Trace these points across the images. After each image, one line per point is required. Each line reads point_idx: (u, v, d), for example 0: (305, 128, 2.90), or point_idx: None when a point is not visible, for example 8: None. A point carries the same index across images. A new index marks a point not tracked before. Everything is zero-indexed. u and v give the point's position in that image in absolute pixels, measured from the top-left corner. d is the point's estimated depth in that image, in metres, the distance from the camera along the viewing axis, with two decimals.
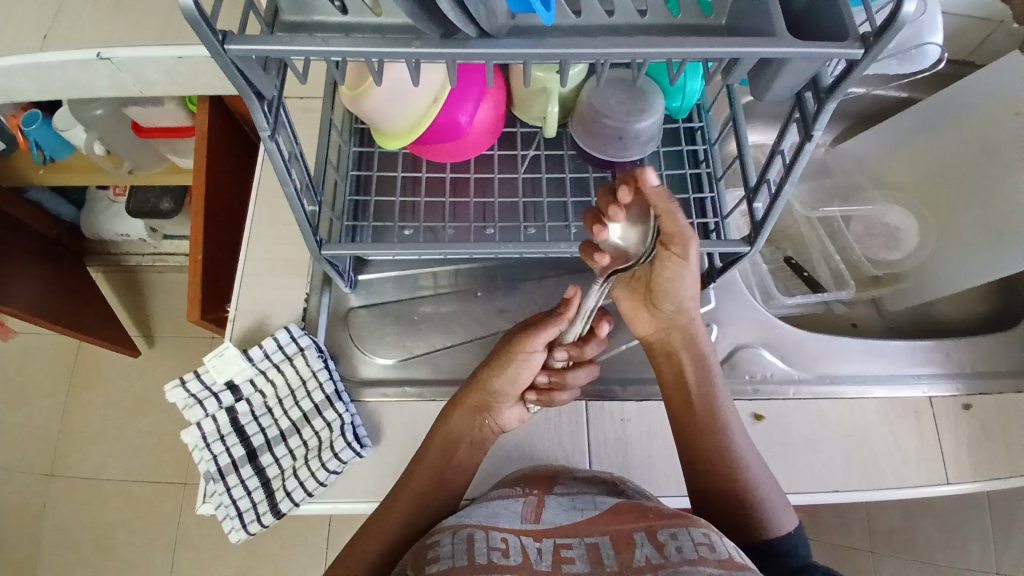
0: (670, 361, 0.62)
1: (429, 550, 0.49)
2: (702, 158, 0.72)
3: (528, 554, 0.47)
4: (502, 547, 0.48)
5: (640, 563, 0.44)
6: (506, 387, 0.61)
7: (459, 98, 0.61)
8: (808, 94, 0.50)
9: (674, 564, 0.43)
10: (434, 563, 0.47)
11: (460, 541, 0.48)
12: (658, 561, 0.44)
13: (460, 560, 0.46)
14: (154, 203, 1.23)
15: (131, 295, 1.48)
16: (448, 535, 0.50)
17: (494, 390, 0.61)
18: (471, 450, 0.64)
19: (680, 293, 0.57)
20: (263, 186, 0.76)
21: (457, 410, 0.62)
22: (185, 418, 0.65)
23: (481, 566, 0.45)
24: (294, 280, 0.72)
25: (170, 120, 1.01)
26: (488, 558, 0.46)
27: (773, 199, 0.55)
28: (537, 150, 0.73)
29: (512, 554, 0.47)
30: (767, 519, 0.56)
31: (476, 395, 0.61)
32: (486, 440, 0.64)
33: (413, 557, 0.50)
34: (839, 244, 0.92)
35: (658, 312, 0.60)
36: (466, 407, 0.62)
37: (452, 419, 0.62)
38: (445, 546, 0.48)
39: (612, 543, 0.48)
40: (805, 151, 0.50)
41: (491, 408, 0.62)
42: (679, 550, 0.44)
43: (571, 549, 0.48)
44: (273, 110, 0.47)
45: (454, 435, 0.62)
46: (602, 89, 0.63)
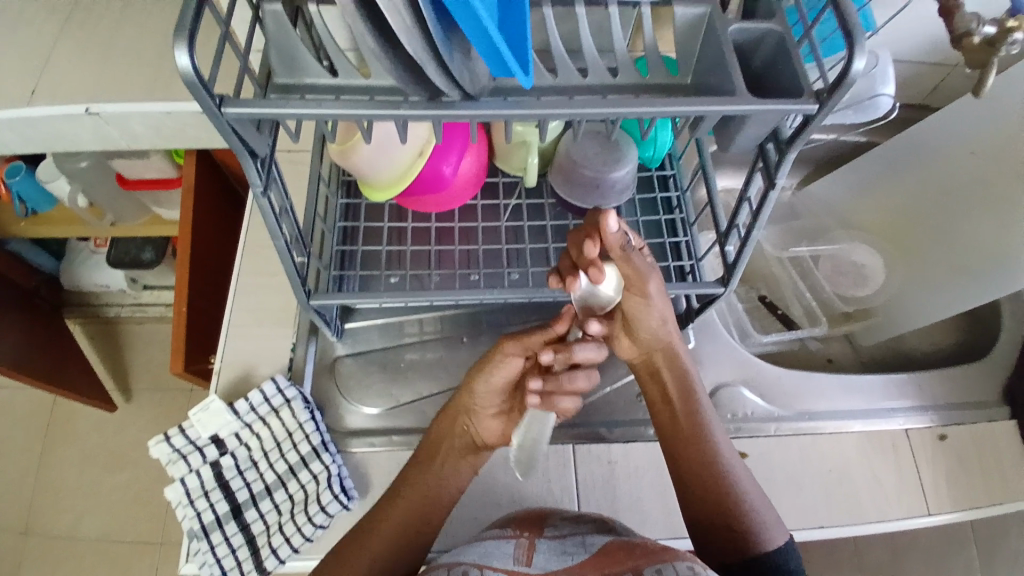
0: (654, 380, 0.63)
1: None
2: (676, 205, 0.75)
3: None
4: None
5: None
6: (487, 393, 0.62)
7: (443, 152, 0.63)
8: (771, 145, 0.54)
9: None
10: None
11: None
12: None
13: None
14: (135, 254, 1.23)
15: (108, 346, 1.45)
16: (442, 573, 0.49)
17: (475, 398, 0.62)
18: (459, 463, 0.64)
19: (651, 323, 0.59)
20: (250, 237, 0.77)
21: (443, 422, 0.64)
22: (169, 474, 0.64)
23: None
24: (281, 330, 0.73)
25: (156, 173, 1.02)
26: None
27: (744, 243, 0.58)
28: (518, 199, 0.75)
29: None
30: (758, 530, 0.55)
31: (458, 403, 0.63)
32: (472, 453, 0.64)
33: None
34: (810, 282, 0.96)
35: (637, 335, 0.61)
36: (456, 417, 0.63)
37: (441, 429, 0.64)
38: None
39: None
40: (770, 199, 0.53)
41: (473, 415, 0.63)
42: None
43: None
44: (265, 166, 0.49)
45: (439, 445, 0.63)
46: (579, 141, 0.66)
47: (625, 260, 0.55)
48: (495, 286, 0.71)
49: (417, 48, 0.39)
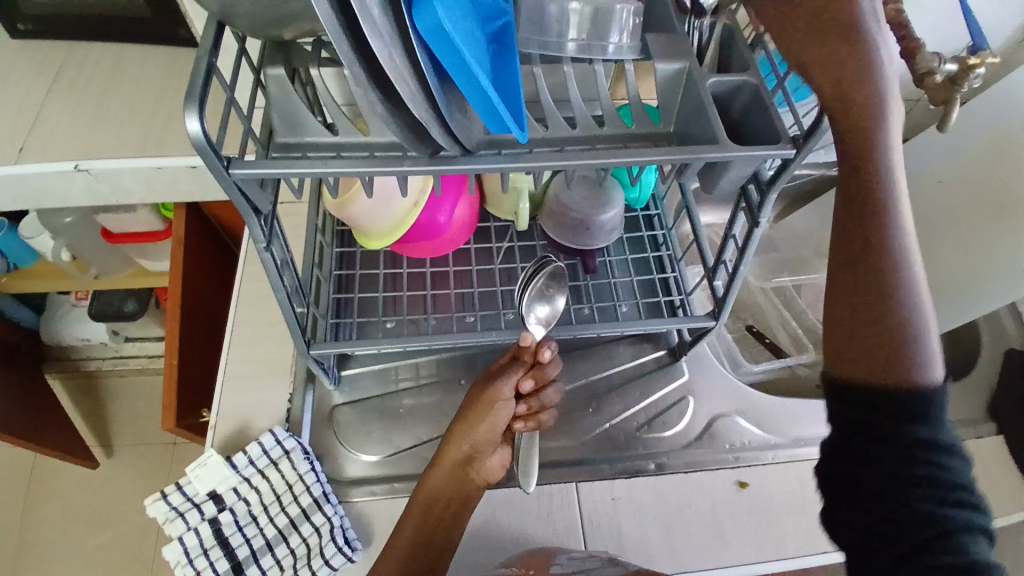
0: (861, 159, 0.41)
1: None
2: (662, 242, 0.78)
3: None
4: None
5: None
6: (486, 431, 0.63)
7: (438, 201, 0.65)
8: (752, 187, 0.58)
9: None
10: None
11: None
12: None
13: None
14: (119, 305, 1.22)
15: (88, 401, 1.42)
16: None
17: (477, 440, 0.63)
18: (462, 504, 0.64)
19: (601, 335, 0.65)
20: (244, 288, 0.78)
21: (443, 467, 0.63)
22: (166, 533, 0.62)
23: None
24: (278, 379, 0.72)
25: (142, 228, 1.02)
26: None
27: (732, 278, 0.61)
28: (510, 242, 0.78)
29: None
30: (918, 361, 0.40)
31: (456, 445, 0.63)
32: (474, 492, 0.64)
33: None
34: (794, 311, 0.99)
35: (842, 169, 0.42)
36: (451, 455, 0.63)
37: (444, 471, 0.64)
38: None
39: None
40: (755, 236, 0.57)
41: (475, 458, 0.64)
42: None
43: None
44: (268, 223, 0.50)
45: (443, 491, 0.63)
46: (569, 188, 0.69)
47: None
48: (491, 328, 0.72)
49: (423, 110, 0.41)
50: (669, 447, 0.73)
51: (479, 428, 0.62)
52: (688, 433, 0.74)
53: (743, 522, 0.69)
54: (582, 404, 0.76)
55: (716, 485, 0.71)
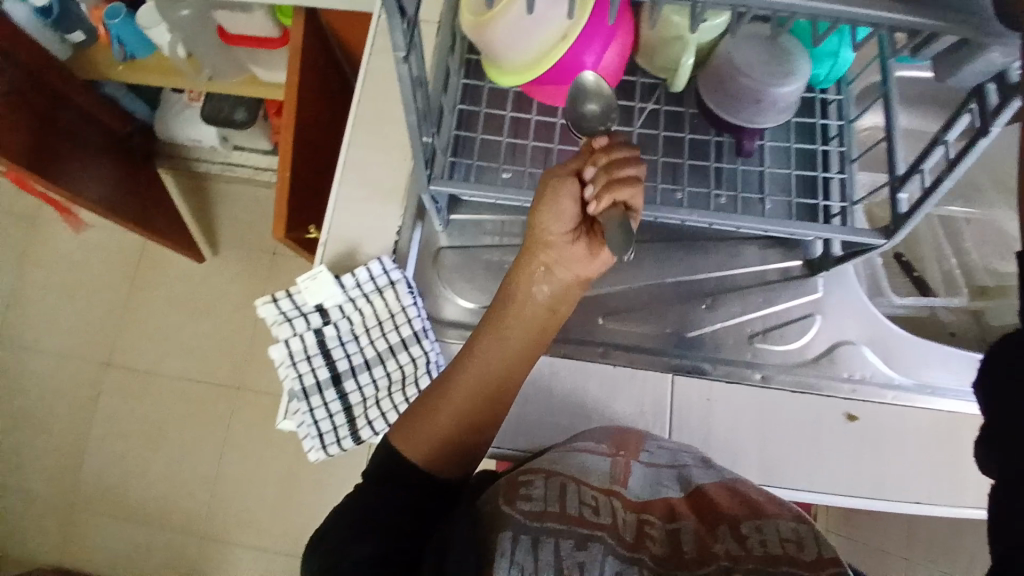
0: None
1: (521, 486, 0.46)
2: (834, 134, 0.65)
3: (617, 517, 0.44)
4: (592, 503, 0.44)
5: (718, 551, 0.41)
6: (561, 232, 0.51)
7: (589, 37, 0.56)
8: (993, 85, 0.47)
9: (756, 559, 0.40)
10: (524, 502, 0.44)
11: (552, 488, 0.45)
12: (737, 553, 0.40)
13: (552, 506, 0.43)
14: (229, 112, 1.22)
15: (197, 201, 1.49)
16: (539, 479, 0.47)
17: (554, 240, 0.51)
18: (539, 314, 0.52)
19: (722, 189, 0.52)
20: (363, 107, 0.71)
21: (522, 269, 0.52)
22: (274, 334, 0.64)
23: (572, 517, 0.42)
24: (390, 206, 0.69)
25: (256, 30, 0.97)
26: (578, 511, 0.43)
27: (927, 193, 0.51)
28: (656, 104, 0.67)
29: (602, 514, 0.43)
30: None
31: (531, 249, 0.52)
32: (559, 296, 0.52)
33: (501, 490, 0.46)
34: (956, 248, 0.86)
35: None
36: (523, 269, 0.52)
37: (524, 279, 0.51)
38: (536, 488, 0.45)
39: (695, 530, 0.44)
40: (977, 146, 0.47)
41: (555, 261, 0.51)
42: (763, 544, 0.42)
43: (654, 529, 0.44)
44: (409, 32, 0.43)
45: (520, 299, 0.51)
46: (744, 45, 0.58)
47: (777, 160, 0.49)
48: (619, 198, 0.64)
49: None
50: (777, 362, 0.68)
51: (554, 234, 0.51)
52: (806, 351, 0.68)
53: (840, 452, 0.65)
54: (696, 298, 0.70)
55: (822, 411, 0.66)
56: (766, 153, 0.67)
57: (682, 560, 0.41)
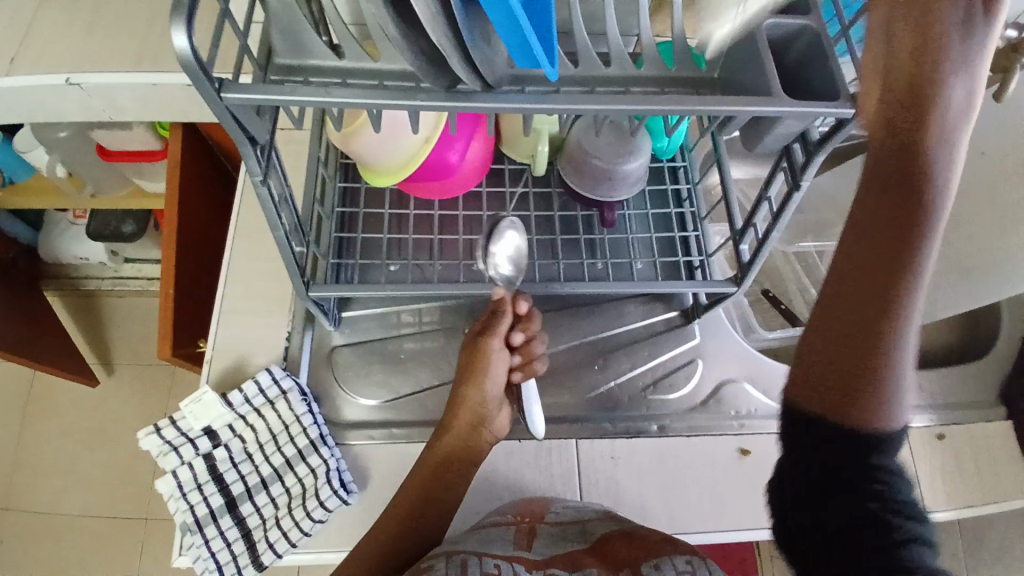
0: (902, 224, 0.35)
1: (422, 572, 0.46)
2: (685, 198, 0.73)
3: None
4: (495, 572, 0.46)
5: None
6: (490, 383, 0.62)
7: (450, 139, 0.60)
8: (797, 146, 0.52)
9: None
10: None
11: (453, 565, 0.46)
12: None
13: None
14: (117, 226, 1.18)
15: (89, 321, 1.41)
16: (442, 558, 0.48)
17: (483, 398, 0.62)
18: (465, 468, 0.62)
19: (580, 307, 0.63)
20: (242, 219, 0.74)
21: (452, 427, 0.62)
22: (160, 466, 0.62)
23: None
24: (276, 316, 0.70)
25: (139, 144, 0.96)
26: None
27: (761, 243, 0.56)
28: (524, 187, 0.73)
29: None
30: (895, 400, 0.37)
31: (465, 408, 0.62)
32: (480, 452, 0.63)
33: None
34: (814, 278, 0.96)
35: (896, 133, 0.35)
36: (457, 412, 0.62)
37: (453, 419, 0.62)
38: (438, 568, 0.46)
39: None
40: (793, 200, 0.52)
41: (484, 418, 0.63)
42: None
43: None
44: (265, 154, 0.46)
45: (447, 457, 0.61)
46: (591, 132, 0.64)
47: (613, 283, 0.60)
48: (500, 278, 0.68)
49: (442, 38, 0.36)
50: (671, 410, 0.72)
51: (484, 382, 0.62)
52: (693, 397, 0.73)
53: (741, 488, 0.69)
54: (589, 360, 0.74)
55: (718, 451, 0.70)
56: (631, 221, 0.74)
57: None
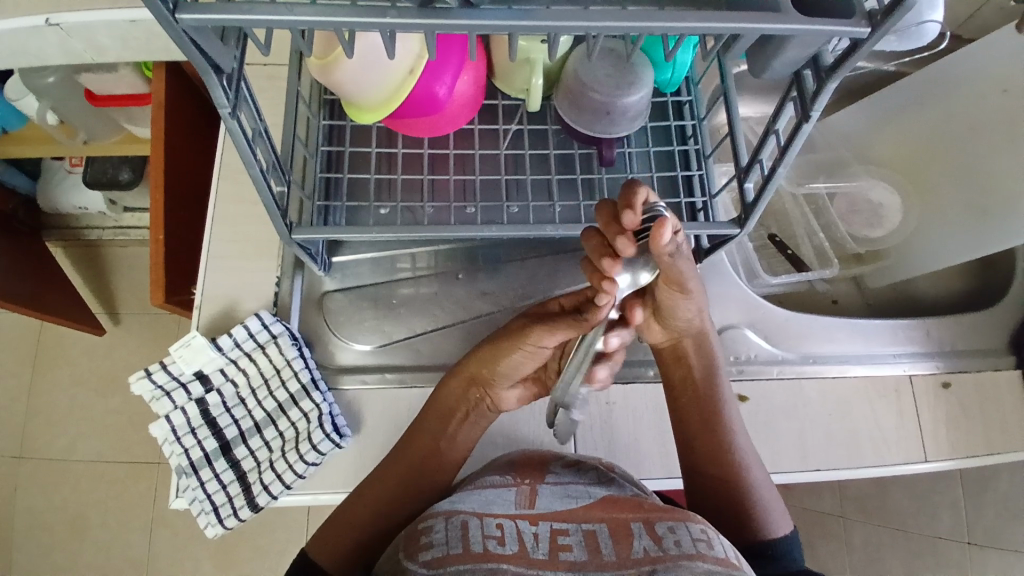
0: (679, 368, 0.64)
1: (422, 534, 0.45)
2: (690, 134, 0.69)
3: (525, 542, 0.44)
4: (497, 534, 0.44)
5: (639, 555, 0.41)
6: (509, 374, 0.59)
7: (437, 68, 0.56)
8: (809, 72, 0.48)
9: (674, 557, 0.40)
10: (427, 550, 0.43)
11: (454, 527, 0.44)
12: (657, 554, 0.41)
13: (455, 547, 0.42)
14: (113, 174, 1.14)
15: (91, 270, 1.39)
16: (441, 521, 0.46)
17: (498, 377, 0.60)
18: (465, 423, 0.62)
19: (688, 310, 0.58)
20: (226, 162, 0.71)
21: (458, 389, 0.61)
22: (153, 410, 0.62)
23: (476, 555, 0.42)
24: (265, 263, 0.69)
25: (127, 88, 0.90)
26: (482, 546, 0.42)
27: (767, 181, 0.53)
28: (519, 124, 0.69)
29: (507, 543, 0.43)
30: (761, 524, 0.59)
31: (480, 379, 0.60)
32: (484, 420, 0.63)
33: (405, 541, 0.46)
34: (823, 221, 0.91)
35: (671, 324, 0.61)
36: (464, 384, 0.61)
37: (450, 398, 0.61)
38: (438, 531, 0.45)
39: (610, 531, 0.44)
40: (802, 132, 0.48)
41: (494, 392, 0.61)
42: (677, 543, 0.42)
43: (568, 536, 0.44)
44: (233, 83, 0.43)
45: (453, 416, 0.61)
46: (590, 61, 0.60)
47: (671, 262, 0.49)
48: (493, 221, 0.66)
49: None
50: None
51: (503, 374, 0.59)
52: None
53: None
54: None
55: None
56: (634, 158, 0.70)
57: (601, 564, 0.42)
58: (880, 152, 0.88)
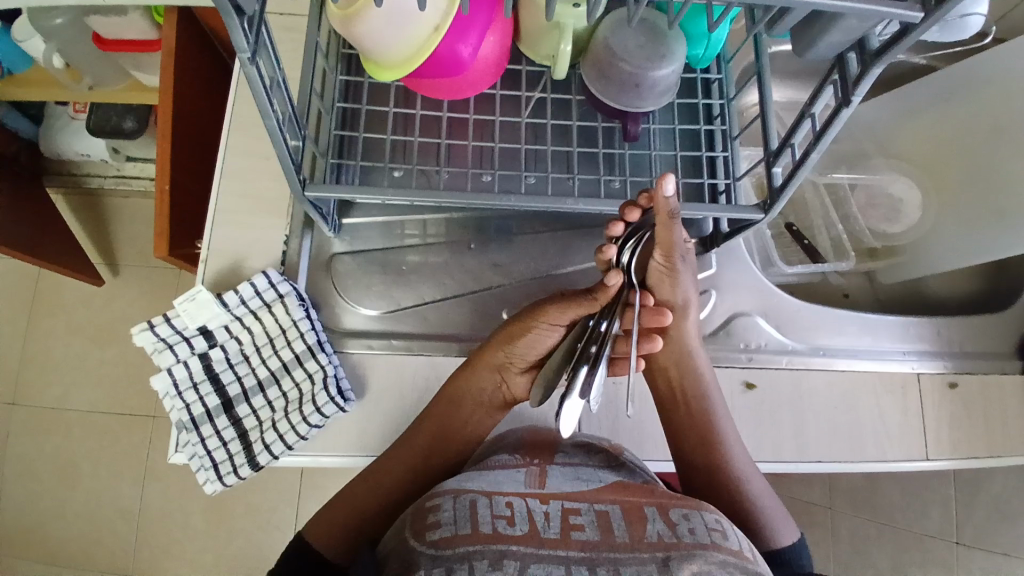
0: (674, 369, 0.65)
1: (429, 512, 0.44)
2: (718, 114, 0.67)
3: (535, 521, 0.43)
4: (507, 514, 0.43)
5: (652, 539, 0.42)
6: (521, 352, 0.61)
7: (463, 26, 0.54)
8: (852, 54, 0.46)
9: (689, 546, 0.41)
10: (434, 530, 0.42)
11: (462, 506, 0.44)
12: (671, 540, 0.41)
13: (463, 528, 0.42)
14: (116, 122, 1.11)
15: (91, 219, 1.36)
16: (449, 500, 0.45)
17: (511, 354, 0.61)
18: (480, 411, 0.63)
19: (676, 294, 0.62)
20: (237, 114, 0.69)
21: (472, 369, 0.62)
22: (155, 363, 0.61)
23: (486, 536, 0.41)
24: (273, 220, 0.67)
25: (135, 32, 0.87)
26: (492, 528, 0.42)
27: (797, 166, 0.51)
28: (541, 92, 0.67)
29: (517, 523, 0.43)
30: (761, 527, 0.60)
31: (493, 358, 0.61)
32: (496, 404, 0.64)
33: (411, 519, 0.45)
34: (842, 213, 0.90)
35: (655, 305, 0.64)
36: (475, 364, 0.62)
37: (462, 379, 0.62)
38: (446, 510, 0.44)
39: (623, 513, 0.44)
40: (840, 117, 0.46)
41: (506, 373, 0.62)
42: (692, 532, 0.42)
43: (580, 516, 0.44)
44: (253, 27, 0.41)
45: (464, 395, 0.62)
46: (622, 29, 0.57)
47: (667, 229, 0.53)
48: (510, 190, 0.64)
49: None
50: None
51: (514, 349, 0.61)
52: (703, 326, 0.71)
53: (739, 419, 0.68)
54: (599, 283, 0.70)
55: (723, 382, 0.69)
56: (657, 136, 0.69)
57: (613, 545, 0.41)
58: (905, 147, 0.86)
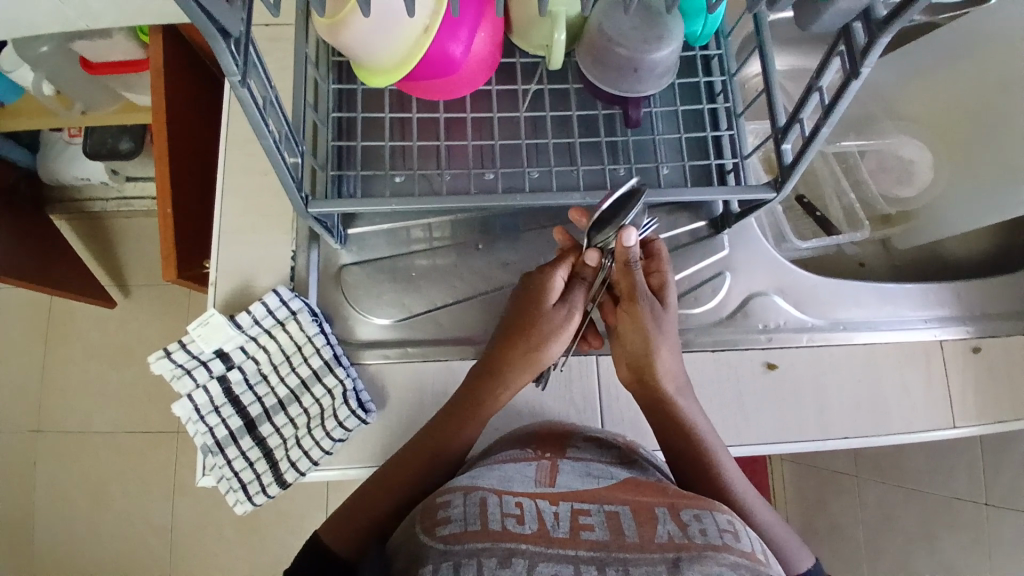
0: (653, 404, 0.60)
1: (439, 509, 0.44)
2: (720, 91, 0.66)
3: (544, 520, 0.43)
4: (516, 512, 0.43)
5: (663, 539, 0.41)
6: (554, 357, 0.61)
7: (454, 26, 0.52)
8: (858, 24, 0.44)
9: (699, 548, 0.40)
10: (444, 525, 0.42)
11: (472, 503, 0.44)
12: (682, 541, 0.41)
13: (472, 524, 0.42)
14: (113, 143, 1.10)
15: (97, 242, 1.37)
16: (459, 496, 0.45)
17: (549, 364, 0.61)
18: None
19: (639, 346, 0.60)
20: (232, 132, 0.68)
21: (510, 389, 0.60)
22: (175, 389, 0.61)
23: (494, 534, 0.41)
24: (279, 236, 0.67)
25: (123, 54, 0.86)
26: (501, 525, 0.41)
27: (807, 142, 0.49)
28: (538, 84, 0.66)
29: (527, 521, 0.42)
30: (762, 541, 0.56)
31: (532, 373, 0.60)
32: None
33: (421, 514, 0.45)
34: (853, 180, 0.88)
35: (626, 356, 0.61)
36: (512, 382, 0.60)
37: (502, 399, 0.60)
38: (455, 506, 0.44)
39: (633, 513, 0.44)
40: (849, 91, 0.45)
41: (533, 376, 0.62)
42: (703, 533, 0.41)
43: (589, 516, 0.43)
44: (241, 48, 0.40)
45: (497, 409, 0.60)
46: (615, 13, 0.56)
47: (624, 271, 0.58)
48: (514, 188, 0.63)
49: None
50: (695, 325, 0.70)
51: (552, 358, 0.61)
52: (720, 309, 0.70)
53: (762, 401, 0.68)
54: None
55: (744, 365, 0.69)
56: (660, 119, 0.68)
57: (623, 546, 0.41)
58: (915, 108, 0.84)
